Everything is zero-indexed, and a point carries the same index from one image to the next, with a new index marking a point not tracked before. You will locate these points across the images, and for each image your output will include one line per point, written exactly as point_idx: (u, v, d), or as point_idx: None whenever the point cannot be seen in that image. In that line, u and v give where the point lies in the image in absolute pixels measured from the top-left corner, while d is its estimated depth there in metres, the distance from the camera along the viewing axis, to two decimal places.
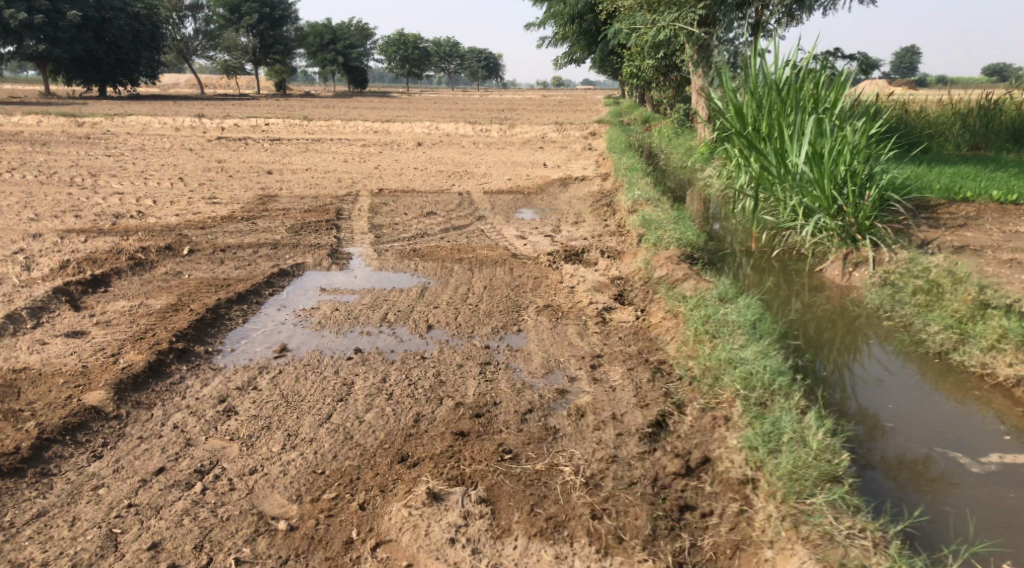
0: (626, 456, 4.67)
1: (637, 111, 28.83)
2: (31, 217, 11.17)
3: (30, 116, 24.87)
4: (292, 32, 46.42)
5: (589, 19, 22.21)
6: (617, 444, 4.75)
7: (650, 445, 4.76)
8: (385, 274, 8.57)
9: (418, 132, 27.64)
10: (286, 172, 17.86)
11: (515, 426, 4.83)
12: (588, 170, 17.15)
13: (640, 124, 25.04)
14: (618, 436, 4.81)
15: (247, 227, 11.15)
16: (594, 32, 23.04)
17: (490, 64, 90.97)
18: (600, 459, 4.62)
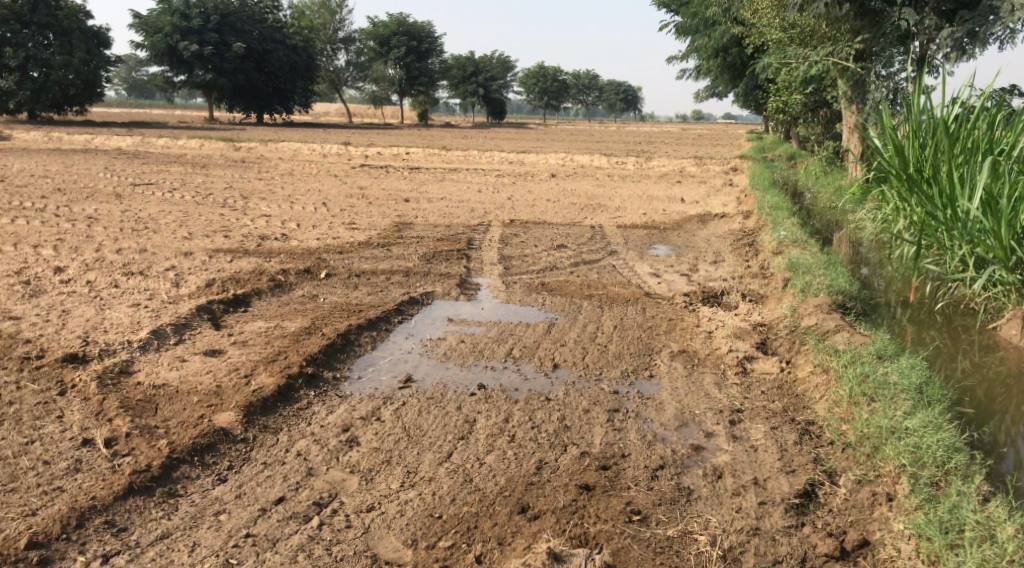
0: (771, 529, 4.28)
1: (780, 147, 27.92)
2: (185, 235, 11.76)
3: (193, 140, 26.55)
4: (437, 64, 47.85)
5: (734, 53, 21.71)
6: (760, 514, 4.35)
7: (798, 519, 4.35)
8: (512, 307, 8.45)
9: (554, 164, 27.71)
10: (423, 200, 18.21)
11: (645, 483, 4.51)
12: (727, 207, 16.63)
13: (784, 161, 24.19)
14: (761, 505, 4.42)
15: (382, 253, 11.35)
16: (738, 66, 22.49)
17: (628, 98, 90.91)
18: (740, 529, 4.24)
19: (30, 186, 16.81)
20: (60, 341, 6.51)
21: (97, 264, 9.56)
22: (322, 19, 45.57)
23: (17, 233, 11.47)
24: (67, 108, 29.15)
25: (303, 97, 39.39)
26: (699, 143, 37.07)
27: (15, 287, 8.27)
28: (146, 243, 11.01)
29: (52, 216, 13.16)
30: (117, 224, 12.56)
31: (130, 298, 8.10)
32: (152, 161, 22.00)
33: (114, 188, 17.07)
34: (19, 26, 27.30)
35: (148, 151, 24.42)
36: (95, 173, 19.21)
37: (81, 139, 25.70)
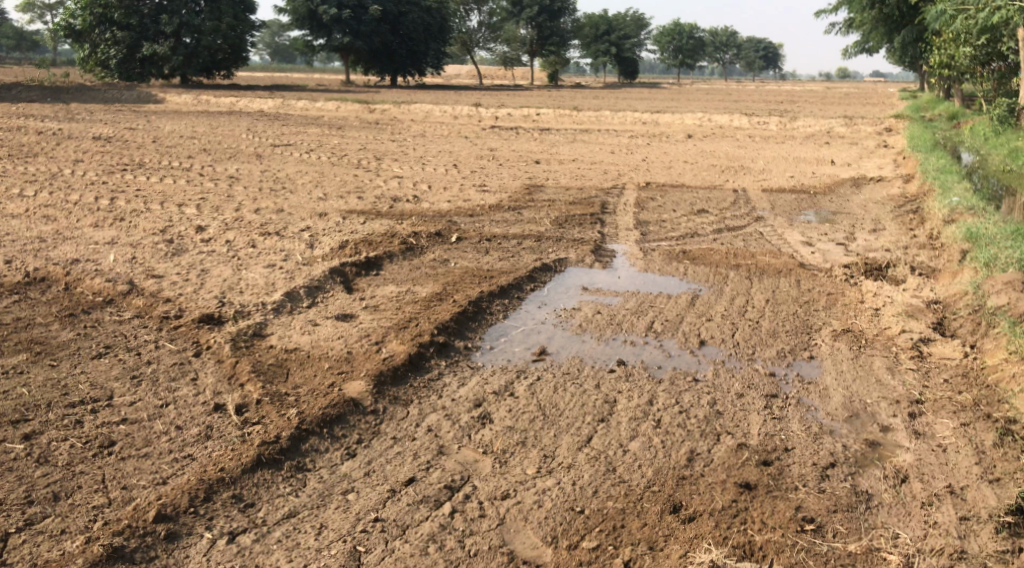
0: (979, 553, 3.60)
1: (941, 105, 25.82)
2: (320, 196, 11.83)
3: (330, 102, 27.05)
4: (570, 23, 46.99)
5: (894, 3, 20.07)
6: (964, 534, 3.70)
7: (1014, 544, 3.64)
8: (650, 277, 7.97)
9: (690, 124, 26.64)
10: (555, 161, 17.81)
11: (816, 484, 3.99)
12: (883, 169, 15.41)
13: (946, 120, 22.33)
14: (962, 521, 3.77)
15: (514, 216, 11.05)
16: (896, 17, 20.79)
17: (768, 55, 87.00)
18: (941, 551, 3.59)
19: (179, 147, 17.47)
20: (197, 301, 6.53)
21: (236, 224, 9.69)
22: None
23: (165, 192, 11.84)
24: (215, 72, 30.30)
25: (436, 59, 39.45)
26: (847, 102, 34.85)
27: (160, 246, 8.45)
28: (283, 204, 11.12)
29: (197, 176, 13.56)
30: (257, 185, 12.79)
31: (265, 259, 8.11)
32: (291, 123, 22.51)
33: (255, 149, 17.51)
34: None
35: (288, 113, 25.05)
36: (238, 134, 19.80)
37: (227, 102, 26.65)
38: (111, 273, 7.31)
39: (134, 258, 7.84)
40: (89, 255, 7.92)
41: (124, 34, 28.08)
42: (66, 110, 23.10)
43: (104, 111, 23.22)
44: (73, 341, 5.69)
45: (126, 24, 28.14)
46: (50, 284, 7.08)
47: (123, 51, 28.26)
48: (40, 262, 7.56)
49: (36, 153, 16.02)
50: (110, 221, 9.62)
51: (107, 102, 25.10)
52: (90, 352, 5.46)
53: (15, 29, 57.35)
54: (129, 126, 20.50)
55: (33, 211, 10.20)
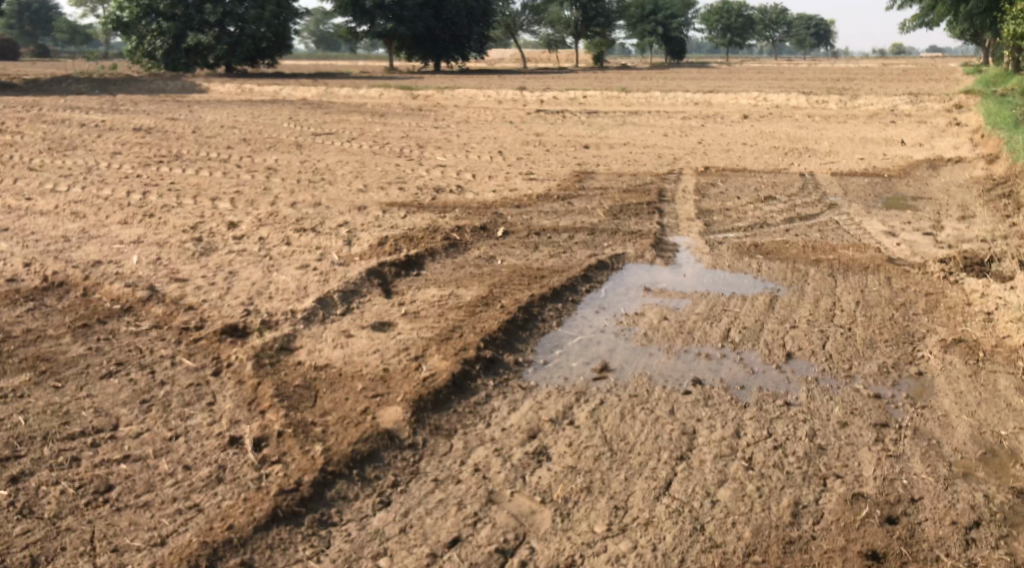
0: None
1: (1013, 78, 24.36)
2: (360, 188, 11.21)
3: (373, 89, 26.48)
4: (615, 4, 45.73)
5: None
6: None
7: None
8: (719, 275, 7.20)
9: (744, 105, 25.51)
10: (604, 146, 16.99)
11: (967, 554, 3.29)
12: (960, 149, 14.33)
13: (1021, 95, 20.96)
14: None
15: (564, 207, 10.32)
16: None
17: (820, 32, 84.48)
18: None
19: (218, 138, 17.02)
20: (222, 308, 5.93)
21: (270, 219, 9.11)
22: None
23: (201, 185, 11.33)
24: (259, 61, 29.93)
25: (480, 42, 38.66)
26: (907, 79, 33.28)
27: (187, 245, 7.88)
28: (321, 196, 10.52)
29: (235, 167, 13.04)
30: (296, 176, 12.23)
31: (298, 258, 7.50)
32: (334, 111, 21.97)
33: (296, 139, 16.98)
34: None
35: (331, 101, 24.54)
36: (280, 123, 19.32)
37: (270, 90, 26.23)
38: (133, 276, 6.75)
39: (159, 260, 7.28)
40: (112, 256, 7.38)
41: (169, 25, 27.85)
42: (110, 101, 22.86)
43: (148, 102, 22.94)
44: (82, 356, 5.12)
45: (172, 15, 27.91)
46: (67, 288, 6.54)
47: (169, 41, 28.01)
48: (59, 265, 7.01)
49: (76, 146, 15.67)
50: (140, 217, 9.10)
51: (151, 93, 24.87)
52: (99, 371, 4.88)
53: (69, 24, 57.91)
54: (171, 117, 20.14)
55: (62, 206, 9.72)
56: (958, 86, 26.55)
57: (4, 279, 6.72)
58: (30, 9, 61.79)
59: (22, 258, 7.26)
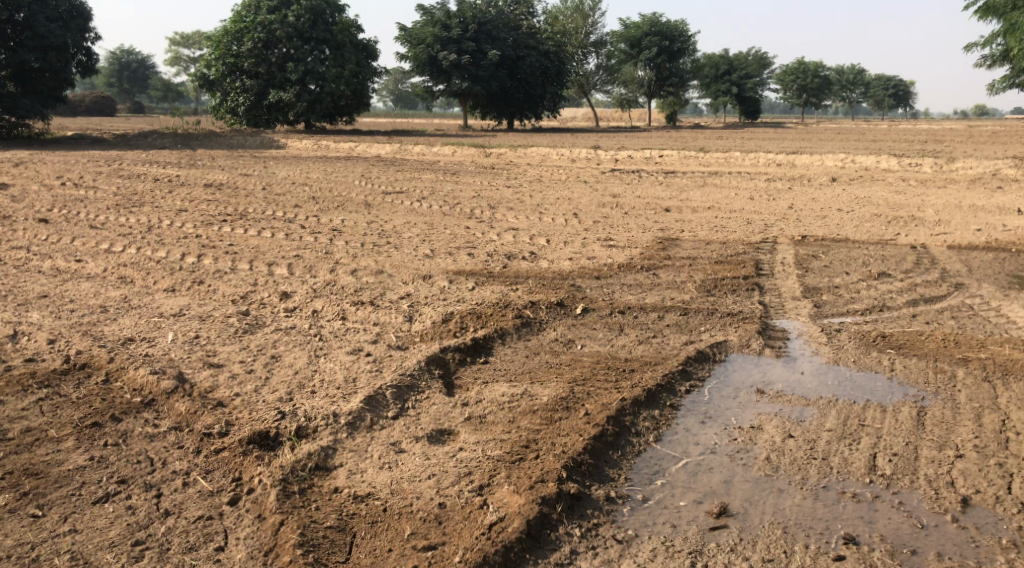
0: None
1: None
2: (426, 253, 10.35)
3: (446, 146, 26.06)
4: (691, 64, 44.97)
5: None
6: None
7: None
8: (844, 374, 6.01)
9: (831, 166, 24.18)
10: (687, 209, 15.89)
11: None
12: None
13: None
14: None
15: (649, 279, 9.26)
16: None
17: (902, 93, 81.98)
18: None
19: (287, 195, 16.50)
20: (253, 407, 5.00)
21: (325, 289, 8.25)
22: (574, 24, 45.05)
23: (260, 247, 10.63)
24: (336, 118, 29.87)
25: (553, 102, 38.39)
26: (1004, 141, 31.46)
27: (231, 320, 7.04)
28: (383, 263, 9.68)
29: (298, 228, 12.35)
30: (360, 239, 11.46)
31: (351, 339, 6.58)
32: (405, 168, 21.44)
33: (365, 197, 16.36)
34: (300, 41, 27.82)
35: (402, 159, 24.10)
36: (350, 181, 18.79)
37: (344, 147, 26.03)
38: (162, 359, 5.90)
39: (196, 338, 6.44)
40: (146, 332, 6.58)
41: (252, 82, 28.08)
42: (187, 156, 22.85)
43: (223, 157, 22.84)
44: (79, 470, 4.24)
45: (255, 72, 28.20)
46: (88, 372, 5.73)
47: (251, 98, 28.19)
48: (86, 343, 6.24)
49: (143, 202, 15.29)
50: (188, 284, 8.36)
51: (228, 148, 24.86)
52: (93, 495, 4.00)
53: (162, 80, 59.87)
54: (243, 173, 19.85)
55: (110, 269, 9.04)
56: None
57: (22, 360, 5.94)
58: (128, 68, 64.45)
59: (49, 333, 6.51)
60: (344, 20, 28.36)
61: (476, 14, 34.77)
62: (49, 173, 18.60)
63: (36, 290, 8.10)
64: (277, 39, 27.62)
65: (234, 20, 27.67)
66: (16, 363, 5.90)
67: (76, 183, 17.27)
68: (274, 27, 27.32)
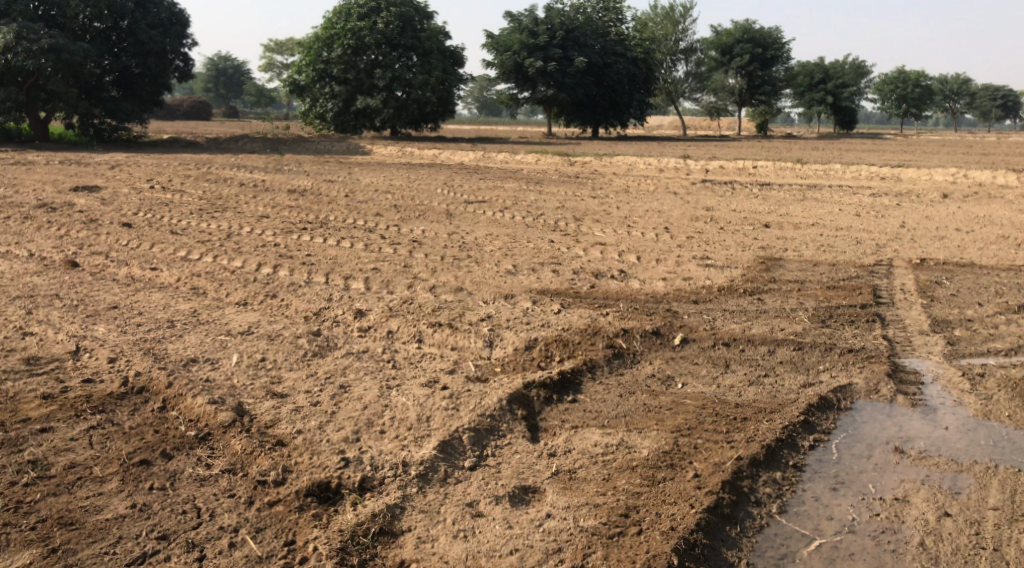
0: None
1: None
2: (509, 269, 9.73)
3: (530, 154, 25.50)
4: (784, 72, 43.13)
5: None
6: None
7: None
8: (999, 434, 5.16)
9: (940, 182, 22.62)
10: (788, 226, 14.87)
11: None
12: None
13: None
14: None
15: (754, 306, 8.45)
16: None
17: (1010, 104, 77.56)
18: None
19: (369, 203, 16.15)
20: (315, 448, 4.44)
21: (401, 307, 7.66)
22: (663, 31, 43.94)
23: (337, 258, 10.16)
24: (422, 125, 29.68)
25: (640, 110, 37.47)
26: None
27: (300, 340, 6.51)
28: (464, 279, 9.10)
29: (378, 238, 11.89)
30: (441, 251, 10.92)
31: (426, 367, 5.96)
32: (489, 177, 20.92)
33: (447, 207, 15.87)
34: (389, 48, 27.41)
35: (486, 167, 23.64)
36: (433, 189, 18.37)
37: (428, 154, 25.72)
38: (223, 386, 5.38)
39: (262, 361, 5.89)
40: (211, 352, 6.09)
41: (341, 89, 28.12)
42: (275, 160, 22.86)
43: (310, 162, 22.80)
44: (118, 524, 3.78)
45: (344, 79, 28.21)
46: (144, 398, 5.25)
47: (339, 104, 28.25)
48: (147, 363, 5.79)
49: (227, 207, 15.13)
50: (261, 297, 7.90)
51: (317, 154, 24.86)
52: (131, 557, 3.57)
53: (257, 86, 61.05)
54: (328, 179, 19.66)
55: (183, 279, 8.68)
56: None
57: (80, 380, 5.50)
58: (224, 74, 66.07)
59: (111, 350, 6.08)
60: (433, 28, 28.13)
61: (564, 21, 34.23)
62: (140, 176, 18.74)
63: (107, 300, 7.75)
64: (366, 46, 27.37)
65: (326, 27, 27.72)
66: (73, 383, 5.45)
67: (164, 187, 17.29)
68: (363, 35, 27.04)
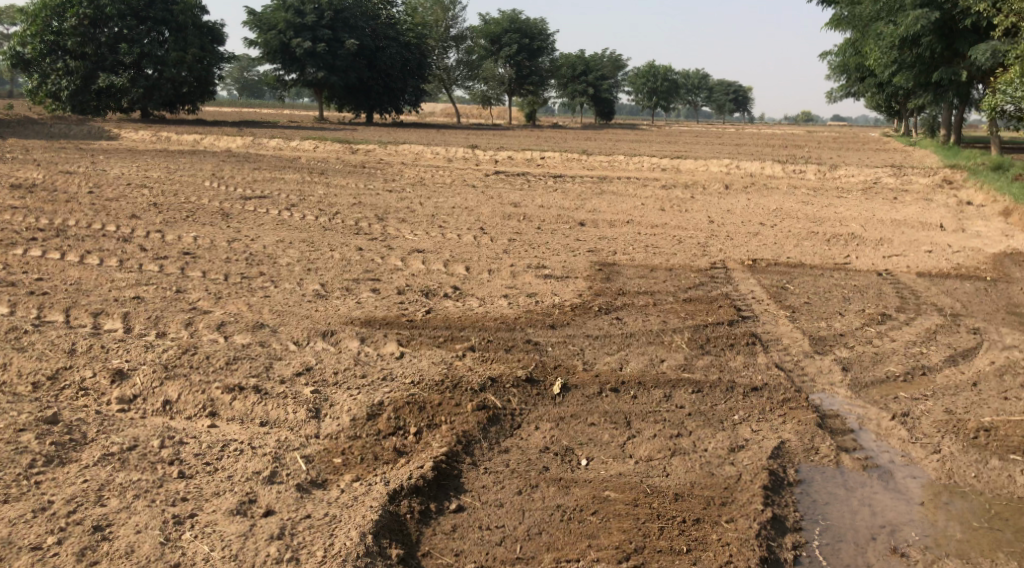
0: None
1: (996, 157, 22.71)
2: (317, 292, 7.78)
3: (306, 141, 23.07)
4: (549, 62, 43.29)
5: (927, 43, 18.73)
6: None
7: None
8: (975, 510, 4.31)
9: (718, 171, 23.01)
10: (601, 223, 13.96)
11: None
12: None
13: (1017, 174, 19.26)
14: None
15: (619, 329, 7.18)
16: (930, 57, 19.36)
17: (740, 99, 84.27)
18: None
19: (121, 201, 13.29)
20: None
21: (181, 360, 5.51)
22: (434, 16, 41.87)
23: (82, 284, 7.67)
24: (179, 107, 26.22)
25: (415, 96, 35.76)
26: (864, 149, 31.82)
27: (23, 435, 4.26)
28: (263, 308, 7.08)
29: (136, 249, 9.39)
30: (223, 267, 8.68)
31: (231, 475, 4.04)
32: (264, 167, 18.42)
33: (220, 204, 13.39)
34: (135, 21, 24.20)
35: (257, 154, 21.07)
36: (201, 182, 15.69)
37: (188, 139, 22.54)
38: None
39: None
40: None
41: (77, 63, 23.86)
42: None
43: (41, 149, 19.06)
44: None
45: (82, 53, 24.04)
46: None
47: (76, 82, 23.97)
48: None
49: None
50: None
51: (50, 138, 20.99)
52: None
53: None
54: (65, 170, 16.29)
55: None
56: (929, 159, 24.95)
57: None
58: None
59: None
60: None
61: (332, 1, 31.81)
62: None
63: None
64: (106, 17, 23.81)
65: None
66: None
67: None
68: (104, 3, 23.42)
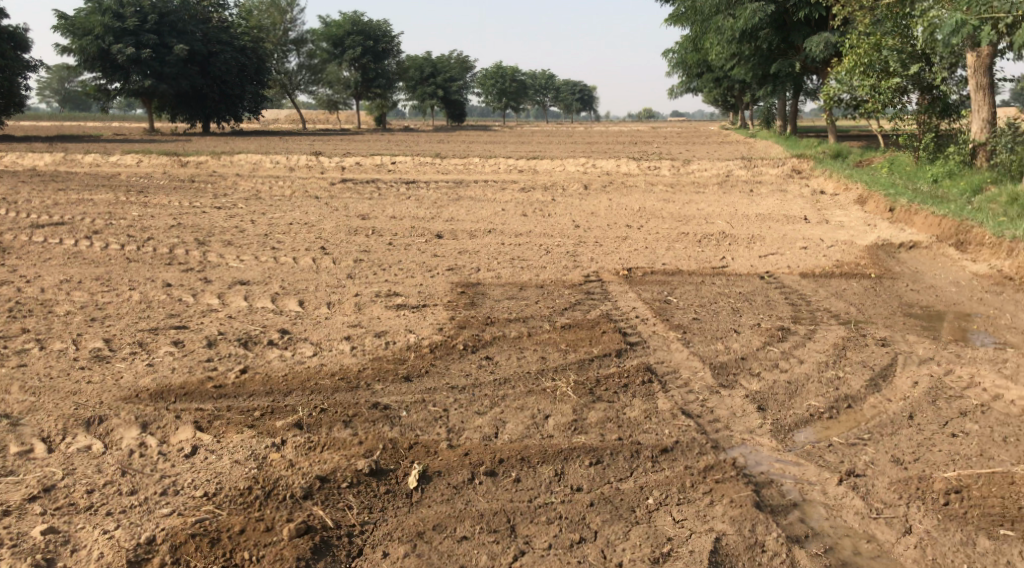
0: None
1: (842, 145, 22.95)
2: (96, 352, 5.98)
3: (128, 155, 20.44)
4: (395, 65, 41.61)
5: (767, 35, 18.36)
6: None
7: None
8: None
9: (577, 170, 22.15)
10: (460, 234, 12.55)
11: None
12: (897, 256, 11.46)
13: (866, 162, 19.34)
14: None
15: (486, 373, 5.80)
16: (768, 49, 19.09)
17: (587, 98, 85.07)
18: None
19: None
20: None
21: None
22: (270, 20, 38.97)
23: None
24: None
25: (254, 102, 33.23)
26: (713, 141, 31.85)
27: None
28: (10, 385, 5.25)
29: None
30: None
31: None
32: (71, 186, 15.90)
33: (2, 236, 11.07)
34: None
35: (67, 172, 18.39)
36: None
37: None
38: None
39: None
40: None
41: None
42: None
43: None
44: None
45: None
46: None
47: None
48: None
49: None
50: None
51: None
52: None
53: None
54: None
55: None
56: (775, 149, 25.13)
57: None
58: None
59: None
60: None
61: (155, 4, 28.84)
62: None
63: None
64: None
65: None
66: None
67: None
68: None
